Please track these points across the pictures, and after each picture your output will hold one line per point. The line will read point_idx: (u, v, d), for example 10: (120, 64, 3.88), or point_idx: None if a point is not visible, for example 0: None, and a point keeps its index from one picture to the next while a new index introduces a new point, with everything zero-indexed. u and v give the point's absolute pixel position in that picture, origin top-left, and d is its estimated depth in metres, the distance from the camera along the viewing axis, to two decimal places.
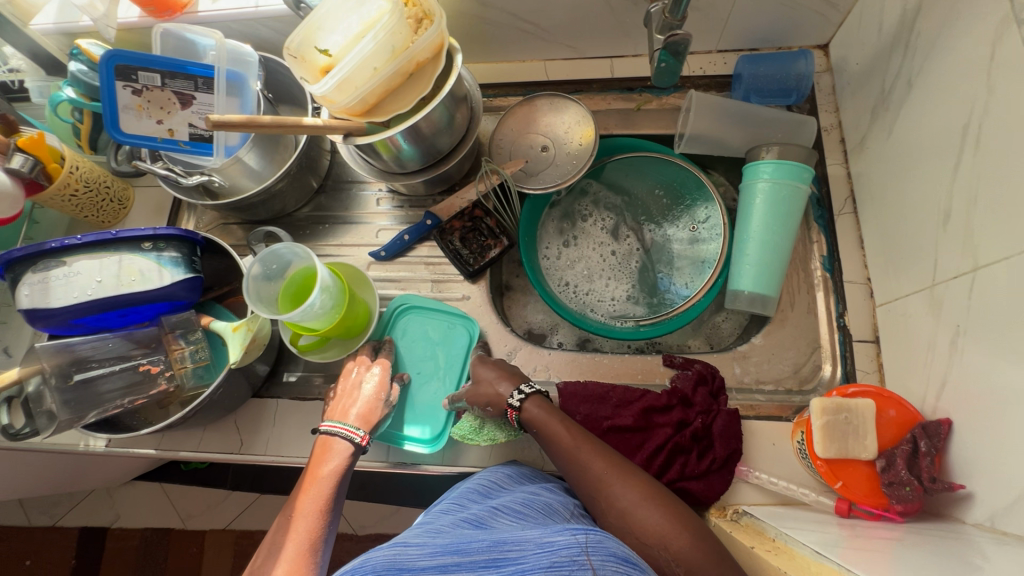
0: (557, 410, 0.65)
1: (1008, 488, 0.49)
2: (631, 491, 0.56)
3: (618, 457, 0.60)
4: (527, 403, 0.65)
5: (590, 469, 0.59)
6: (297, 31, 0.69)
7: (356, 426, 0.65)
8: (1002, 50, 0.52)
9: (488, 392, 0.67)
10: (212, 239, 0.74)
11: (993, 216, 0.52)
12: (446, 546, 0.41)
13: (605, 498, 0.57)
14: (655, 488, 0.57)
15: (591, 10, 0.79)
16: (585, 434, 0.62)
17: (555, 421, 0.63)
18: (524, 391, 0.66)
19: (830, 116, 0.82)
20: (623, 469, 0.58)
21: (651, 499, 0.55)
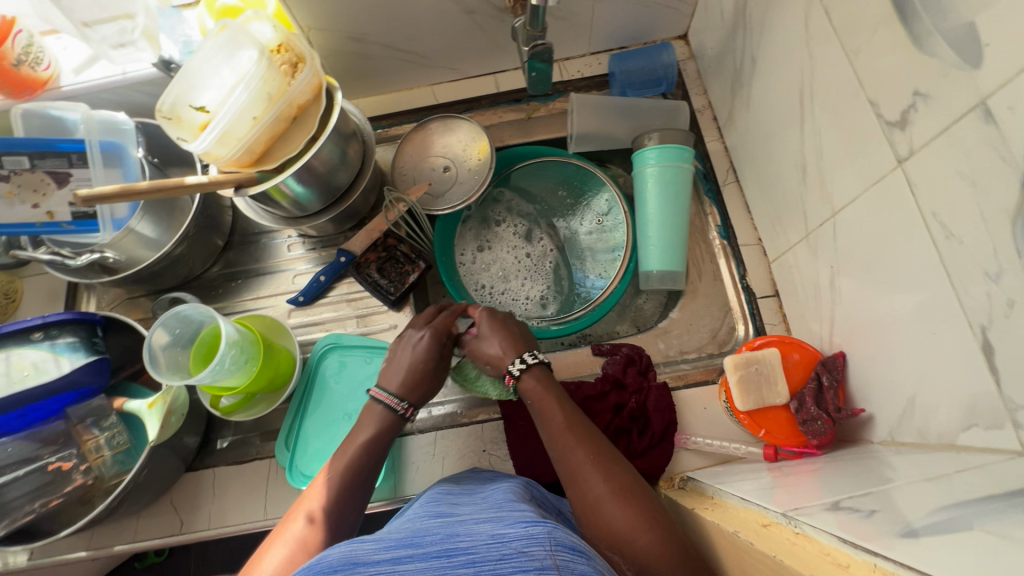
0: (554, 388, 0.66)
1: (898, 402, 0.54)
2: (607, 482, 0.55)
3: (602, 444, 0.59)
4: (526, 376, 0.67)
5: (572, 454, 0.58)
6: (167, 91, 0.69)
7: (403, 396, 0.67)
8: (812, 20, 0.58)
9: (487, 353, 0.71)
10: (112, 316, 0.71)
11: (836, 164, 0.58)
12: (402, 539, 0.39)
13: (579, 485, 0.56)
14: (630, 481, 0.55)
15: (463, 31, 0.82)
16: (575, 416, 0.62)
17: (548, 400, 0.64)
18: (526, 361, 0.68)
19: (700, 97, 0.89)
20: (602, 458, 0.57)
21: (622, 492, 0.54)
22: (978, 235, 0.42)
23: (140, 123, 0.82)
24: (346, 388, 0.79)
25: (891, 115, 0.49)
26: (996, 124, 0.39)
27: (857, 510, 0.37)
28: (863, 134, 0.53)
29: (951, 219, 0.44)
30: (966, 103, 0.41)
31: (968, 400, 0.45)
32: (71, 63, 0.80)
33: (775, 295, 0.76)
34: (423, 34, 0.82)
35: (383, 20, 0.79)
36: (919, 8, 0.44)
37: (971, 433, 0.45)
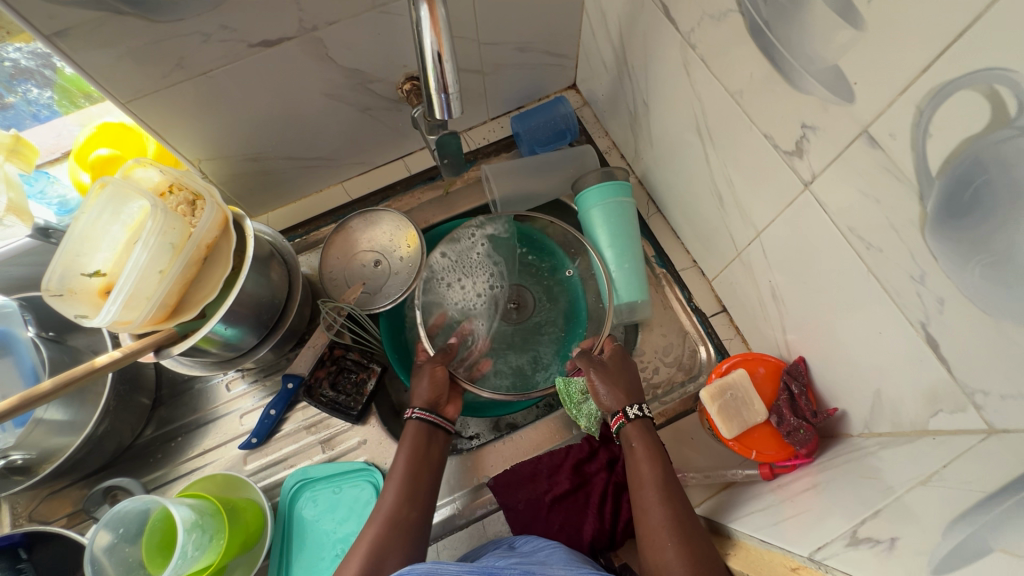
0: (654, 447, 0.64)
1: (866, 396, 0.57)
2: (683, 557, 0.54)
3: (686, 511, 0.58)
4: (631, 428, 0.66)
5: (654, 513, 0.58)
6: (53, 267, 0.61)
7: (415, 403, 0.72)
8: (690, 66, 0.62)
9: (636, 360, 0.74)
10: (34, 529, 0.64)
11: (748, 190, 0.62)
12: (478, 568, 0.45)
13: (655, 549, 0.56)
14: (709, 560, 0.53)
15: (361, 126, 0.81)
16: (672, 484, 0.61)
17: (641, 457, 0.64)
18: (638, 411, 0.67)
19: (603, 139, 0.93)
20: (686, 529, 0.56)
21: (698, 571, 0.52)
22: (893, 243, 0.45)
23: (23, 300, 0.74)
24: (330, 521, 0.74)
25: (786, 145, 0.53)
26: (881, 148, 0.43)
27: (877, 542, 0.38)
28: (765, 163, 0.57)
29: (866, 232, 0.48)
30: (850, 132, 0.45)
31: (929, 388, 0.48)
32: None
33: (723, 311, 0.80)
34: (322, 138, 0.80)
35: (277, 134, 0.76)
36: (785, 53, 0.48)
37: (939, 417, 0.48)
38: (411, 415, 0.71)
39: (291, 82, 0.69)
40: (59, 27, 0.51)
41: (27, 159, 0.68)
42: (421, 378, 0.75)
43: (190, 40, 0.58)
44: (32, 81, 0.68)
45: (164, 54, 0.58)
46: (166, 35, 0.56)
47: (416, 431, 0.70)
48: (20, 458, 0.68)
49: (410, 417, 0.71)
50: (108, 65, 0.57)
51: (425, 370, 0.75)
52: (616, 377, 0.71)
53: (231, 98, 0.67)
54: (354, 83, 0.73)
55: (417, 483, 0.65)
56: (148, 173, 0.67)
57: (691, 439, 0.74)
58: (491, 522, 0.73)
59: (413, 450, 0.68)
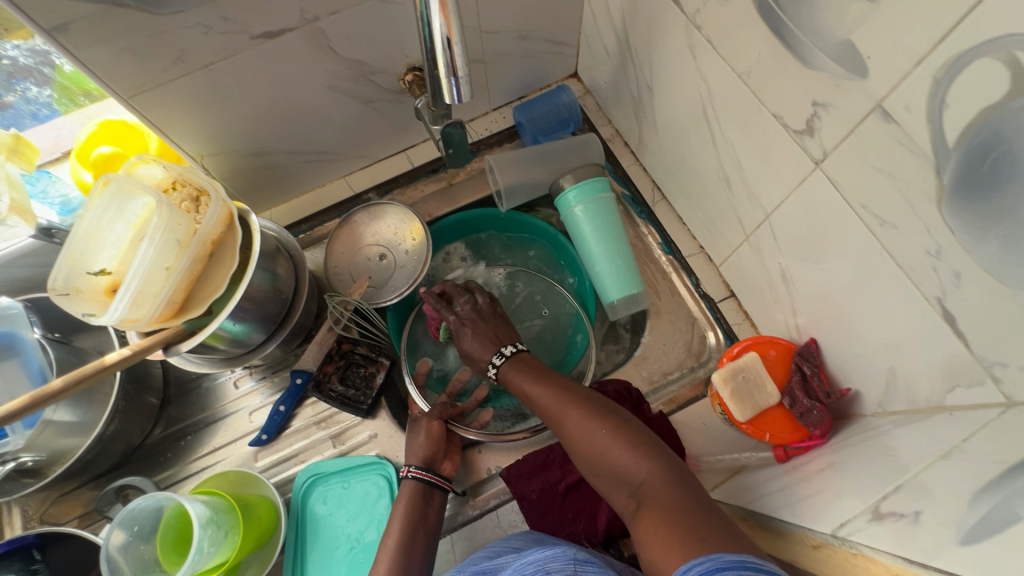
0: (531, 368, 0.69)
1: (880, 375, 0.57)
2: (592, 425, 0.59)
3: (583, 396, 0.63)
4: (506, 365, 0.71)
5: (554, 405, 0.64)
6: (59, 267, 0.61)
7: (410, 461, 0.68)
8: (696, 48, 0.62)
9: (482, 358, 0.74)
10: (47, 529, 0.63)
11: (757, 171, 0.62)
12: None
13: (573, 438, 0.61)
14: (621, 420, 0.59)
15: (363, 117, 0.81)
16: (552, 380, 0.67)
17: (525, 379, 0.68)
18: (507, 352, 0.72)
19: (606, 127, 0.92)
20: (586, 406, 0.61)
21: (613, 432, 0.58)
22: (908, 218, 0.45)
23: (28, 301, 0.73)
24: (344, 515, 0.73)
25: (796, 124, 0.52)
26: (896, 122, 0.42)
27: (901, 516, 0.38)
28: (774, 143, 0.57)
29: (880, 208, 0.47)
30: (863, 107, 0.44)
31: (945, 363, 0.48)
32: None
33: (731, 295, 0.79)
34: (324, 132, 0.80)
35: (280, 128, 0.75)
36: (794, 30, 0.47)
37: (957, 392, 0.48)
38: (404, 474, 0.67)
39: (292, 74, 0.68)
40: (58, 21, 0.50)
41: (29, 158, 0.67)
42: (417, 434, 0.72)
43: (191, 33, 0.57)
44: (31, 80, 0.68)
45: (165, 48, 0.57)
46: (167, 27, 0.56)
47: (413, 491, 0.66)
48: (30, 461, 0.68)
49: (405, 476, 0.68)
50: (109, 60, 0.56)
51: (421, 424, 0.72)
52: (481, 327, 0.75)
53: (232, 92, 0.66)
54: (355, 75, 0.73)
55: (410, 550, 0.62)
56: (152, 170, 0.66)
57: (703, 425, 0.74)
58: (505, 512, 0.72)
59: (407, 517, 0.64)
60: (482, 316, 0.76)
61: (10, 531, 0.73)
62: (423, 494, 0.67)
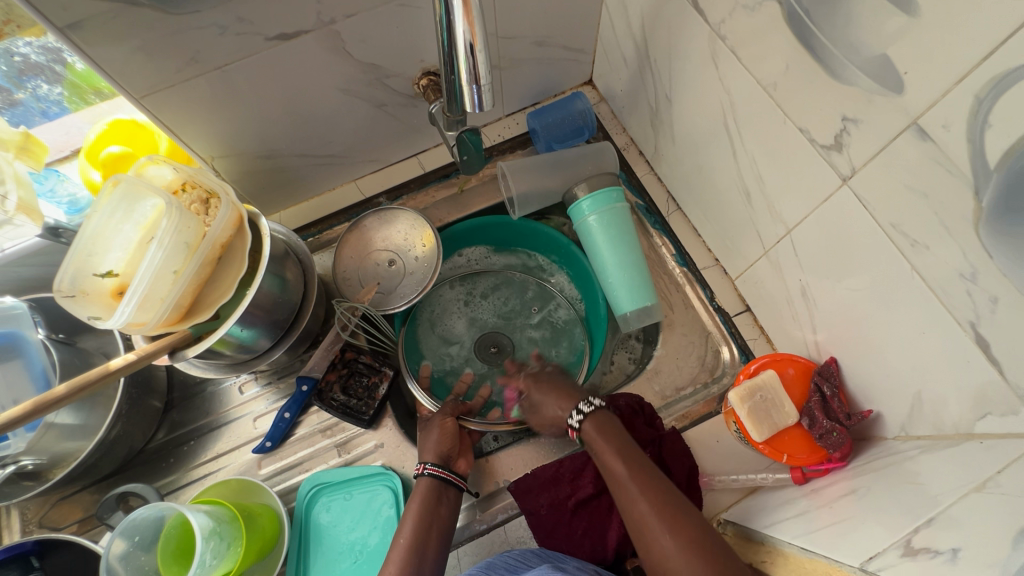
0: (619, 440, 0.62)
1: (904, 398, 0.55)
2: (676, 537, 0.52)
3: (672, 497, 0.56)
4: (586, 423, 0.65)
5: (634, 492, 0.57)
6: (65, 268, 0.60)
7: (426, 459, 0.66)
8: (719, 59, 0.60)
9: (551, 416, 0.70)
10: (47, 536, 0.62)
11: (779, 185, 0.60)
12: None
13: (649, 544, 0.54)
14: (710, 543, 0.52)
15: (376, 121, 0.80)
16: (642, 462, 0.60)
17: (609, 451, 0.61)
18: (584, 409, 0.65)
19: (621, 136, 0.91)
20: (672, 507, 0.55)
21: (704, 558, 0.50)
22: (943, 239, 0.44)
23: (32, 301, 0.72)
24: (348, 525, 0.72)
25: (824, 139, 0.51)
26: (932, 140, 0.41)
27: (936, 553, 0.37)
28: (798, 158, 0.55)
29: (911, 227, 0.46)
30: (897, 124, 0.43)
31: (976, 389, 0.47)
32: None
33: (747, 310, 0.78)
34: (336, 136, 0.79)
35: (291, 131, 0.74)
36: (824, 43, 0.46)
37: (988, 420, 0.46)
38: (422, 471, 0.65)
39: (306, 77, 0.67)
40: (72, 19, 0.49)
41: (38, 157, 0.67)
42: (431, 432, 0.70)
43: (205, 33, 0.56)
44: (41, 77, 0.67)
45: (179, 48, 0.57)
46: (181, 28, 0.55)
47: (428, 489, 0.64)
48: (31, 463, 0.68)
49: (421, 475, 0.65)
50: (122, 60, 0.55)
51: (436, 420, 0.71)
52: (551, 384, 0.72)
53: (244, 94, 0.65)
54: (369, 79, 0.72)
55: (422, 551, 0.59)
56: (162, 172, 0.65)
57: (717, 443, 0.73)
58: (513, 527, 0.70)
59: (419, 516, 0.61)
60: (550, 374, 0.74)
61: (9, 535, 0.71)
62: (437, 494, 0.64)
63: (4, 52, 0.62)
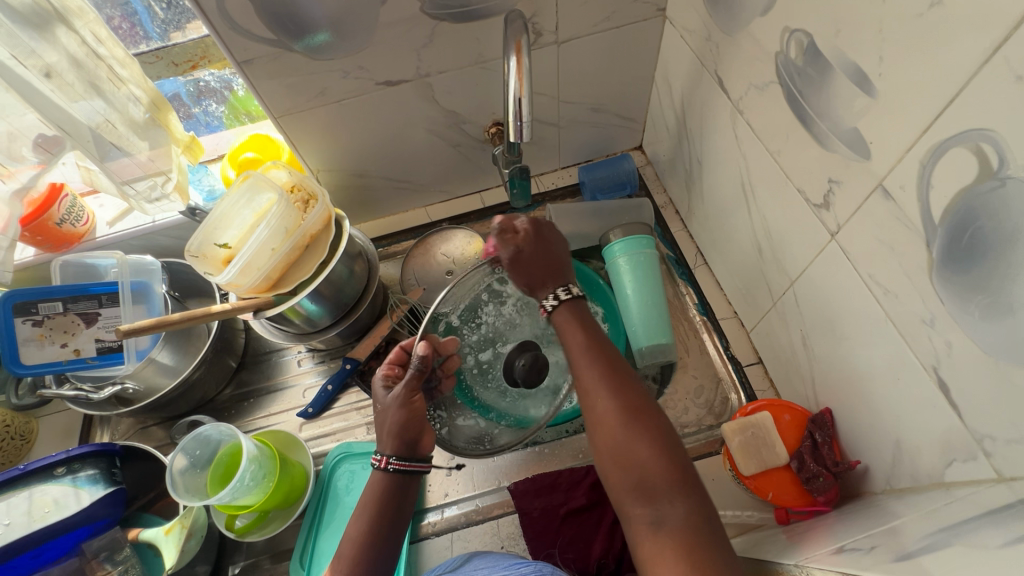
0: (585, 318, 0.64)
1: (887, 450, 0.58)
2: (615, 399, 0.55)
3: (623, 374, 0.58)
4: (560, 309, 0.65)
5: (581, 362, 0.60)
6: (196, 234, 0.78)
7: (388, 452, 0.63)
8: (739, 130, 0.70)
9: (552, 273, 0.69)
10: (132, 444, 0.74)
11: (784, 241, 0.67)
12: None
13: (589, 403, 0.57)
14: (643, 406, 0.55)
15: (450, 159, 0.96)
16: (599, 342, 0.61)
17: (570, 323, 0.64)
18: (559, 296, 0.66)
19: (661, 196, 1.01)
20: (617, 378, 0.57)
21: (638, 420, 0.53)
22: (906, 287, 0.49)
23: (165, 263, 0.91)
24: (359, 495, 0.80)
25: (816, 198, 0.59)
26: (893, 200, 0.48)
27: (858, 549, 0.41)
28: (797, 214, 0.63)
29: (883, 277, 0.52)
30: (868, 186, 0.51)
31: (943, 436, 0.49)
32: (106, 215, 0.90)
33: (759, 362, 0.83)
34: (415, 167, 0.96)
35: (382, 158, 0.92)
36: (813, 117, 0.55)
37: (954, 467, 0.49)
38: (386, 468, 0.62)
39: (400, 117, 0.85)
40: (247, 57, 0.69)
41: (196, 154, 0.88)
42: (391, 416, 0.64)
43: (332, 75, 0.75)
44: (213, 99, 0.89)
45: (312, 85, 0.75)
46: (318, 70, 0.73)
47: (385, 484, 0.62)
48: (132, 387, 0.83)
49: (380, 467, 0.63)
50: (272, 90, 0.75)
51: (398, 399, 0.65)
52: (535, 251, 0.70)
53: (352, 123, 0.84)
54: (449, 123, 0.88)
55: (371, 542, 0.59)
56: (280, 174, 0.83)
57: (713, 481, 0.75)
58: (506, 523, 0.76)
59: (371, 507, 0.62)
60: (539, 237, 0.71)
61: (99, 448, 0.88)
62: (394, 487, 0.63)
63: (195, 78, 0.84)
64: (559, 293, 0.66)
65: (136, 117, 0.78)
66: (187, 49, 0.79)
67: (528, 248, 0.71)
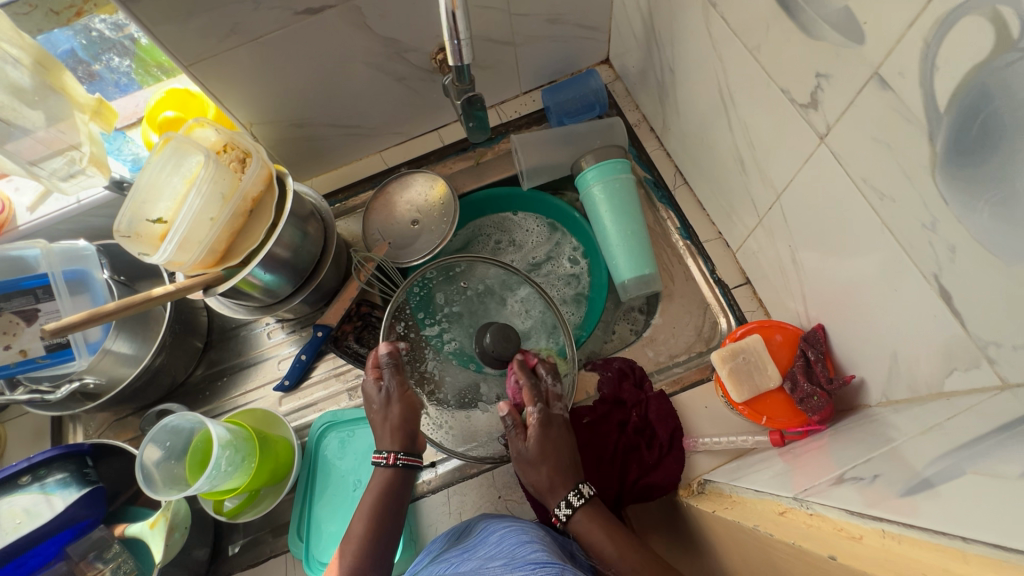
0: (607, 518, 0.61)
1: (882, 363, 0.55)
2: None
3: (667, 571, 0.54)
4: (578, 512, 0.62)
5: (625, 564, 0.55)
6: (124, 212, 0.70)
7: (395, 448, 0.67)
8: (714, 27, 0.62)
9: (553, 479, 0.64)
10: (100, 442, 0.71)
11: (768, 151, 0.61)
12: None
13: None
14: None
15: (399, 95, 0.86)
16: (631, 540, 0.58)
17: (594, 528, 0.60)
18: (573, 502, 0.62)
19: (633, 113, 0.93)
20: (662, 570, 0.54)
21: None
22: (907, 190, 0.44)
23: (101, 246, 0.84)
24: (351, 461, 0.79)
25: (802, 98, 0.52)
26: (892, 89, 0.42)
27: (860, 478, 0.39)
28: (781, 118, 0.57)
29: (880, 181, 0.46)
30: (862, 76, 0.44)
31: (944, 346, 0.46)
32: (24, 200, 0.82)
33: (747, 283, 0.79)
34: (361, 108, 0.86)
35: (321, 102, 0.82)
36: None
37: (955, 376, 0.46)
38: (395, 464, 0.66)
39: (331, 51, 0.74)
40: None
41: (108, 120, 0.78)
42: (393, 413, 0.68)
43: (242, 8, 0.64)
44: (114, 52, 0.78)
45: (220, 22, 0.65)
46: (221, 2, 0.62)
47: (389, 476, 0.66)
48: (92, 383, 0.77)
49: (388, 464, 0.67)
50: (176, 33, 0.64)
51: (394, 394, 0.68)
52: (550, 451, 0.66)
53: (279, 65, 0.73)
54: (390, 53, 0.78)
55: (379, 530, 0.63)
56: (207, 133, 0.74)
57: (705, 409, 0.74)
58: (500, 473, 0.75)
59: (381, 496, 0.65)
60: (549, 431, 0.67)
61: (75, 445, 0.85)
62: (402, 478, 0.67)
63: (84, 28, 0.73)
64: (573, 499, 0.62)
65: (19, 81, 0.67)
66: None
67: (551, 439, 0.66)
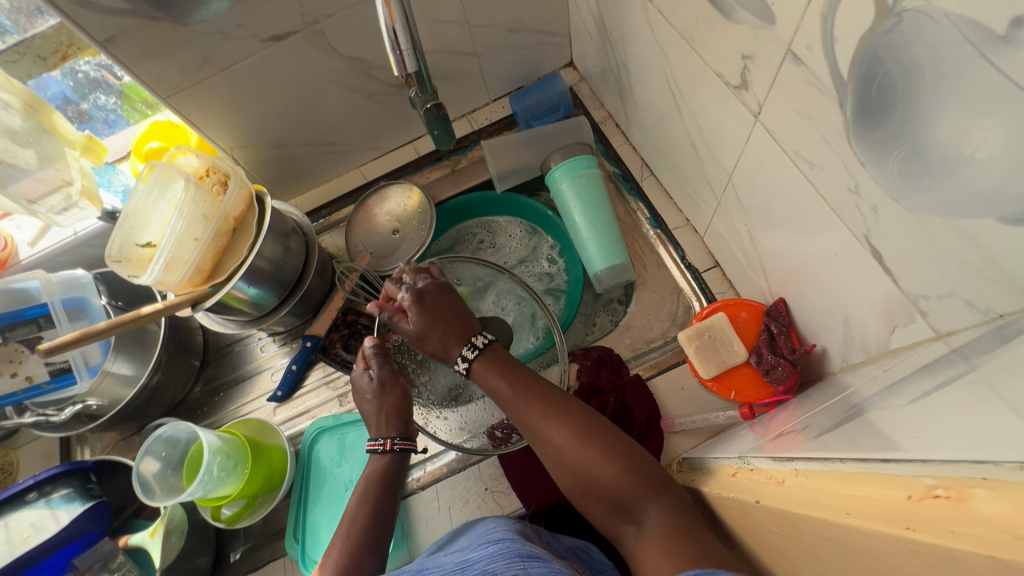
0: (502, 361, 0.65)
1: (837, 328, 0.57)
2: (581, 443, 0.56)
3: (574, 422, 0.58)
4: (477, 362, 0.65)
5: (530, 423, 0.59)
6: (114, 238, 0.74)
7: (391, 436, 0.68)
8: (653, 21, 0.65)
9: (443, 345, 0.67)
10: (103, 459, 0.74)
11: (715, 133, 0.64)
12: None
13: (557, 458, 0.57)
14: (605, 439, 0.56)
15: (371, 111, 0.90)
16: (532, 392, 0.61)
17: (486, 371, 0.64)
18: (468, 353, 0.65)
19: (599, 111, 0.96)
20: (568, 416, 0.58)
21: (600, 451, 0.55)
22: (830, 158, 0.46)
23: (98, 274, 0.88)
24: (349, 467, 0.81)
25: (734, 80, 0.55)
26: (804, 64, 0.44)
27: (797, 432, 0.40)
28: (721, 101, 0.59)
29: (807, 151, 0.48)
30: (778, 53, 0.46)
31: (883, 304, 0.48)
32: (25, 236, 0.87)
33: (716, 265, 0.81)
34: (336, 126, 0.90)
35: (297, 123, 0.86)
36: None
37: (896, 333, 0.48)
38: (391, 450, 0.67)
39: (300, 74, 0.78)
40: (107, 34, 0.63)
41: (98, 154, 0.83)
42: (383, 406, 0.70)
43: (211, 40, 0.68)
44: (101, 91, 0.83)
45: (192, 54, 0.69)
46: (191, 36, 0.67)
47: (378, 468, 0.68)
48: (95, 404, 0.81)
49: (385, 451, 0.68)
50: (152, 67, 0.68)
51: (381, 386, 0.70)
52: (445, 327, 0.67)
53: (251, 91, 0.78)
54: (357, 72, 0.82)
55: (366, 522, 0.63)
56: (189, 159, 0.78)
57: (681, 390, 0.75)
58: (487, 466, 0.77)
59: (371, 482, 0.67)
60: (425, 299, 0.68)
61: None
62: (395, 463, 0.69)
63: (71, 70, 0.79)
64: (467, 352, 0.65)
65: (13, 125, 0.72)
66: (50, 38, 0.75)
67: (426, 323, 0.67)
